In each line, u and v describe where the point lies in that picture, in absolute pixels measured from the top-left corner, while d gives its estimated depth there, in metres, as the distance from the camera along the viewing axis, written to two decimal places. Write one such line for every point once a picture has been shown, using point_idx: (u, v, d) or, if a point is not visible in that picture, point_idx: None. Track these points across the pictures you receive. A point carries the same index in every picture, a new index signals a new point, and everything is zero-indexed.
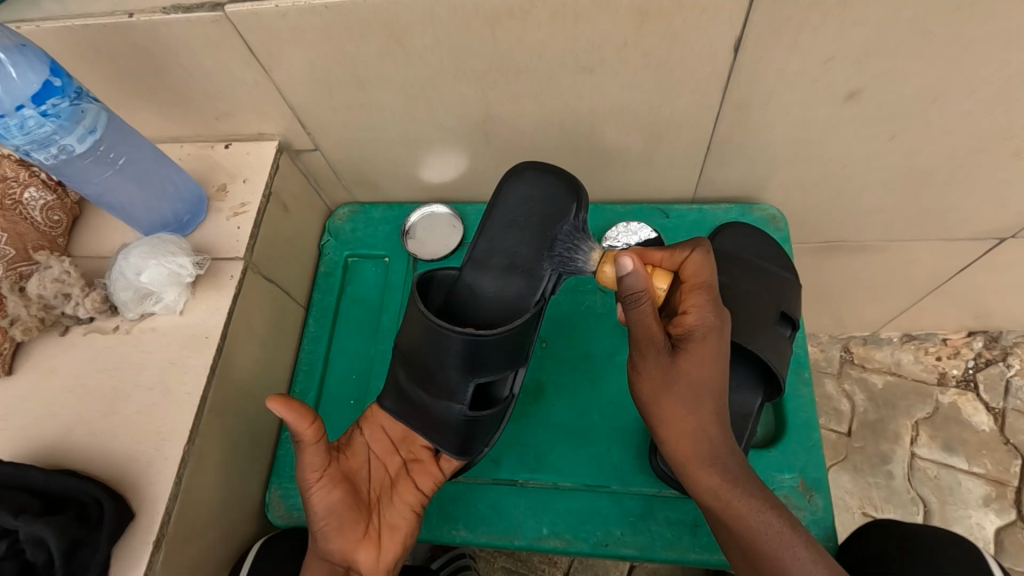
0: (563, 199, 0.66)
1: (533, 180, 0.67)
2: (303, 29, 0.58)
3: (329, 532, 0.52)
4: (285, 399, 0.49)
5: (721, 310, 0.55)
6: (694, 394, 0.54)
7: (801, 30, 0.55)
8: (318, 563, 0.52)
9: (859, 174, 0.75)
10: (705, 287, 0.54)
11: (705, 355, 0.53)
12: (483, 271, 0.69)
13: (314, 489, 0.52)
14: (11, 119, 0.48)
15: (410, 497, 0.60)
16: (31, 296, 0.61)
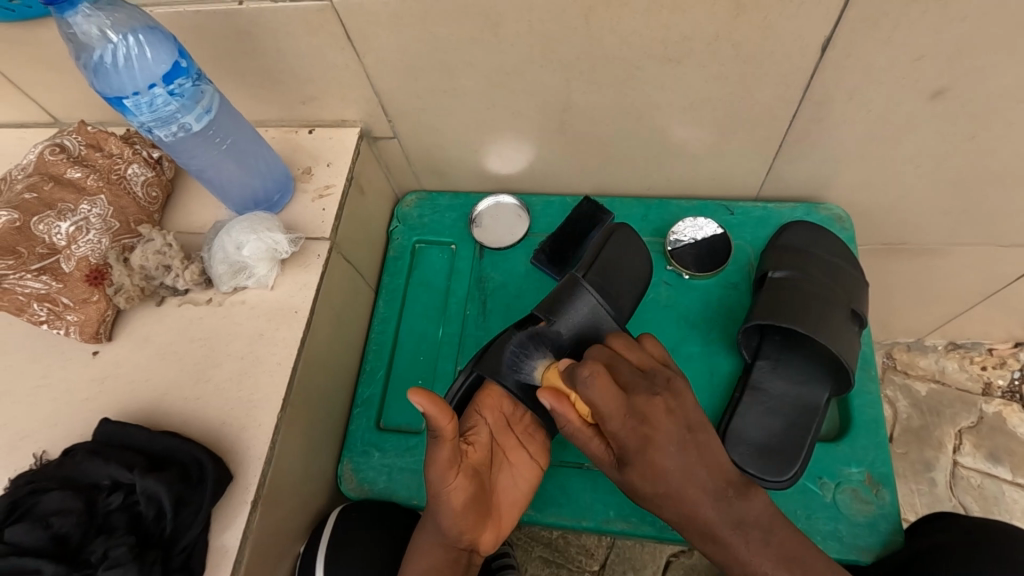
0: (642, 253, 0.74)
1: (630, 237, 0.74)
2: (403, 16, 0.60)
3: (462, 523, 0.54)
4: (430, 395, 0.48)
5: (643, 426, 0.51)
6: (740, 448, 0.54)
7: (895, 25, 0.56)
8: (445, 551, 0.55)
9: (932, 175, 0.75)
10: (613, 418, 0.50)
11: (651, 468, 0.52)
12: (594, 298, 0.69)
13: (447, 488, 0.53)
14: (143, 97, 0.51)
15: (528, 475, 0.63)
16: (134, 267, 0.64)
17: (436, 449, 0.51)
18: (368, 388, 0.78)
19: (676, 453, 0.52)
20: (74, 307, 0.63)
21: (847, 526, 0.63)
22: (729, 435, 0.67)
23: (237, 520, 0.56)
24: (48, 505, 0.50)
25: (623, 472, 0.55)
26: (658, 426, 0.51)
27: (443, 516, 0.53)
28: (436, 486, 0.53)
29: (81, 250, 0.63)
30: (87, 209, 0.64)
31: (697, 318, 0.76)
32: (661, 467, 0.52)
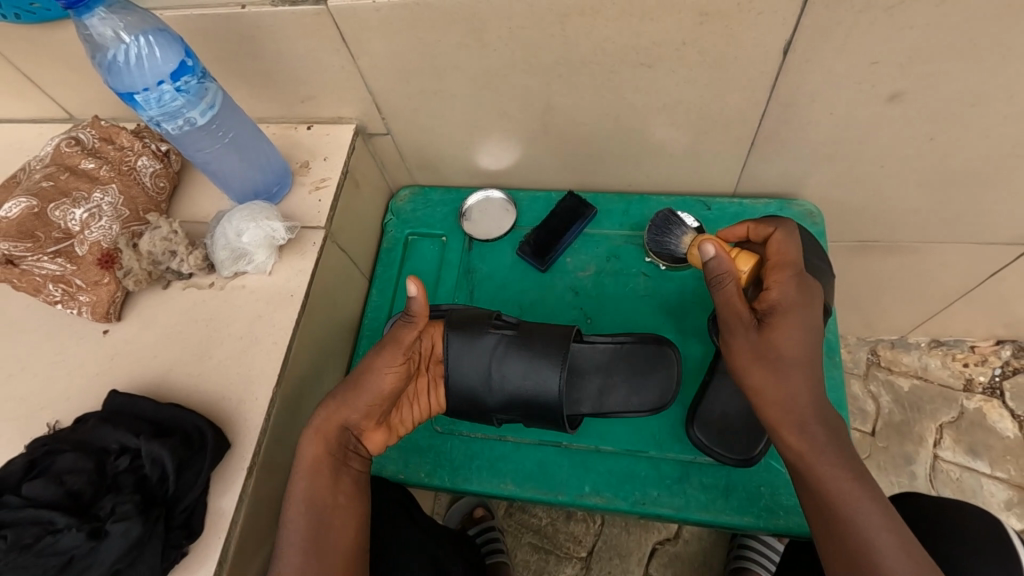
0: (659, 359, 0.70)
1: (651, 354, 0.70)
2: (392, 21, 0.65)
3: (363, 406, 0.62)
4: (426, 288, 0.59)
5: (805, 285, 0.62)
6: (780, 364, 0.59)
7: (850, 32, 0.60)
8: (332, 427, 0.62)
9: (898, 173, 0.79)
10: (789, 265, 0.64)
11: (786, 321, 0.60)
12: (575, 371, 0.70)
13: (384, 369, 0.62)
14: (152, 93, 0.56)
15: (424, 412, 0.71)
16: (142, 252, 0.69)
17: (405, 330, 0.62)
18: None
19: (801, 329, 0.60)
20: (86, 288, 0.68)
21: None
22: (695, 417, 0.71)
23: (233, 484, 0.60)
24: (63, 464, 0.55)
25: (762, 333, 0.60)
26: (810, 294, 0.62)
27: (360, 398, 0.62)
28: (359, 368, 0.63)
29: (94, 235, 0.68)
30: (99, 197, 0.69)
31: (673, 307, 0.80)
32: (791, 327, 0.60)
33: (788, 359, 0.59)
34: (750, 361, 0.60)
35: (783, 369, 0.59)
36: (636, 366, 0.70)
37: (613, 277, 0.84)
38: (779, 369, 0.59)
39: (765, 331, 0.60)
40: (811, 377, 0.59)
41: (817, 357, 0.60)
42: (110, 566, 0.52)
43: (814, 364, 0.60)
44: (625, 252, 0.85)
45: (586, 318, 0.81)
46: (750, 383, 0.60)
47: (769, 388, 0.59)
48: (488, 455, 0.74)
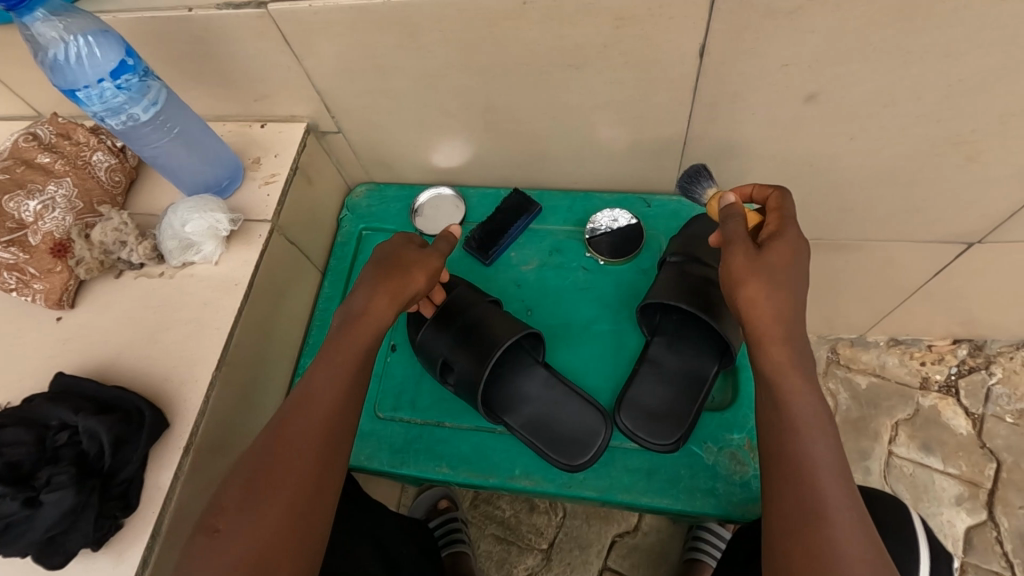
0: (590, 435, 0.73)
1: (586, 429, 0.73)
2: (329, 24, 0.68)
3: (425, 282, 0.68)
4: None
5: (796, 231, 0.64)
6: (776, 278, 0.60)
7: (759, 35, 0.62)
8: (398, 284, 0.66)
9: (827, 171, 0.82)
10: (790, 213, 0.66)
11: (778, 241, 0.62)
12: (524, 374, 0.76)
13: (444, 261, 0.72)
14: (93, 90, 0.59)
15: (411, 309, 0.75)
16: (94, 242, 0.72)
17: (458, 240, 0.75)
18: (310, 357, 0.85)
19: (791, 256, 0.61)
20: (40, 276, 0.71)
21: (724, 485, 0.70)
22: (623, 403, 0.74)
23: (170, 462, 0.63)
24: (4, 437, 0.58)
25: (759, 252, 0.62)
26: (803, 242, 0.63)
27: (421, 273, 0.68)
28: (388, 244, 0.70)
29: (47, 225, 0.72)
30: (54, 190, 0.72)
31: (610, 300, 0.83)
32: (786, 245, 0.62)
33: (780, 274, 0.61)
34: (746, 272, 0.61)
35: (772, 282, 0.60)
36: (574, 434, 0.73)
37: (554, 270, 0.87)
38: (771, 279, 0.60)
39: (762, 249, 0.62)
40: (797, 299, 0.61)
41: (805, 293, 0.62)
42: (45, 531, 0.55)
43: (802, 291, 0.62)
44: (567, 247, 0.88)
45: (527, 310, 0.84)
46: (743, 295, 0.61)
47: (758, 297, 0.60)
48: (425, 440, 0.77)
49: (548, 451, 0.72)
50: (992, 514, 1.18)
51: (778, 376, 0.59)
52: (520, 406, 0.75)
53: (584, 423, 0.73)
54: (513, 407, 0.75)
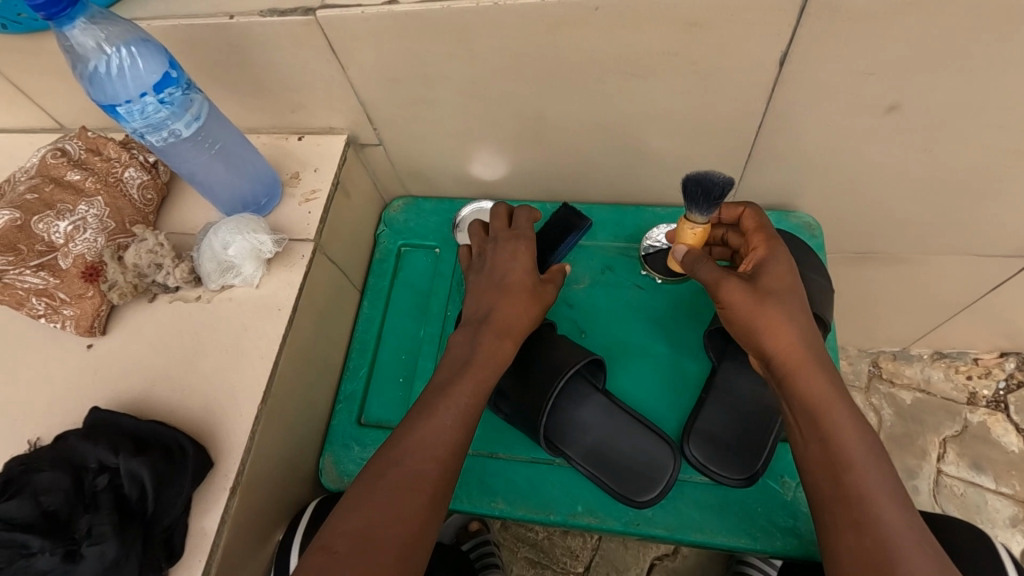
0: (656, 468, 0.68)
1: (652, 461, 0.68)
2: (380, 32, 0.63)
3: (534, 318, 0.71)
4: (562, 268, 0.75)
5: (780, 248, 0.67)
6: (782, 301, 0.62)
7: (846, 43, 0.58)
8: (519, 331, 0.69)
9: (897, 185, 0.78)
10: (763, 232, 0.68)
11: (772, 272, 0.64)
12: (582, 402, 0.70)
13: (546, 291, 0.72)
14: (135, 105, 0.54)
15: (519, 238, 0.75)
16: (128, 265, 0.68)
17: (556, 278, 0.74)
18: (351, 383, 0.81)
19: (785, 280, 0.64)
20: (70, 301, 0.66)
21: (805, 522, 0.65)
22: (691, 433, 0.69)
23: (217, 503, 0.59)
24: (39, 481, 0.53)
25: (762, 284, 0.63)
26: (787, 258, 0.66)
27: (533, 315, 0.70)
28: (511, 249, 0.72)
29: (78, 248, 0.67)
30: (84, 210, 0.68)
31: (668, 320, 0.79)
32: (779, 274, 0.64)
33: (784, 296, 0.62)
34: (759, 305, 0.61)
35: (784, 308, 0.61)
36: (637, 466, 0.68)
37: (606, 289, 0.82)
38: (780, 304, 0.62)
39: (760, 280, 0.64)
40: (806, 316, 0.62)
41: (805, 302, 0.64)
42: None
43: (804, 302, 0.63)
44: (619, 263, 0.83)
45: (580, 332, 0.79)
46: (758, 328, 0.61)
47: (781, 326, 0.60)
48: (478, 472, 0.73)
49: (611, 485, 0.68)
50: None
51: (818, 404, 0.58)
52: (579, 437, 0.70)
53: (649, 455, 0.68)
54: (573, 437, 0.70)
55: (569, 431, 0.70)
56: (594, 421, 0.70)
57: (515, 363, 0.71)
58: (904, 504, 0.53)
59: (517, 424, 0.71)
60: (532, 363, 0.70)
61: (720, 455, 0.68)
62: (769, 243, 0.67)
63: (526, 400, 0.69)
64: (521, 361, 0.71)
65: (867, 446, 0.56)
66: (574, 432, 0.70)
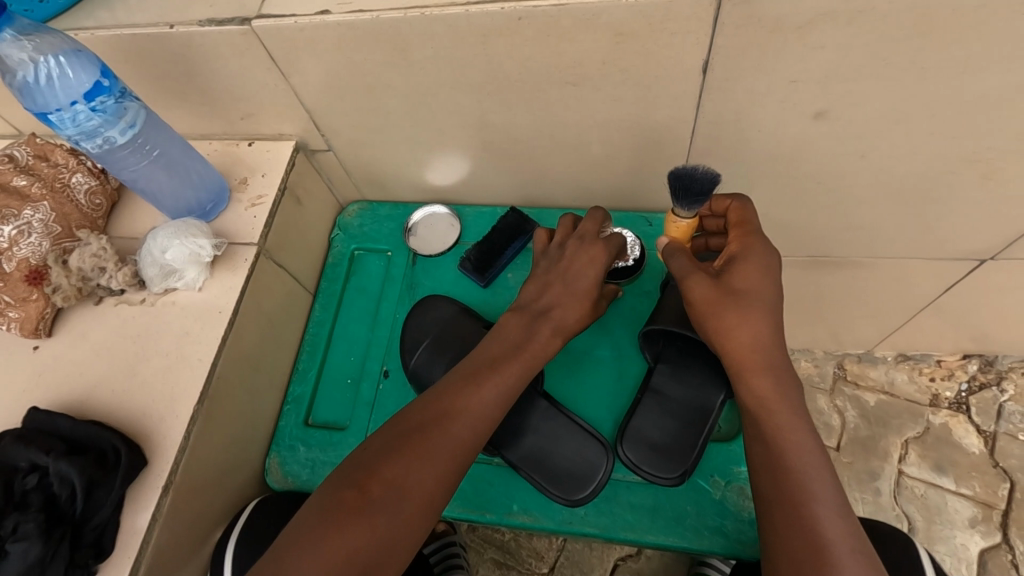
0: (591, 469, 0.69)
1: (587, 462, 0.69)
2: (316, 41, 0.65)
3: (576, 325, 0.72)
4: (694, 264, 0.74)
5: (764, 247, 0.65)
6: (742, 302, 0.62)
7: (763, 52, 0.60)
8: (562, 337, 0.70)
9: (835, 189, 0.79)
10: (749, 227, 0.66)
11: (742, 272, 0.63)
12: (522, 405, 0.73)
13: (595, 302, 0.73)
14: (66, 113, 0.56)
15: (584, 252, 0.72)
16: (72, 269, 0.70)
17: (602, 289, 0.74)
18: (299, 386, 0.82)
19: (755, 280, 0.63)
20: (15, 304, 0.68)
21: (733, 522, 0.67)
22: (625, 435, 0.70)
23: (148, 502, 0.60)
24: None
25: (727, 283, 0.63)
26: (769, 255, 0.64)
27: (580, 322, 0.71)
28: (588, 256, 0.71)
29: (22, 252, 0.68)
30: (30, 214, 0.69)
31: (611, 322, 0.80)
32: (747, 274, 0.63)
33: (748, 297, 0.62)
34: (716, 303, 0.63)
35: (745, 309, 0.62)
36: (574, 468, 0.69)
37: None
38: (739, 305, 0.62)
39: (726, 278, 0.64)
40: (772, 317, 0.62)
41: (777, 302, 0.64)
42: None
43: (773, 303, 0.63)
44: None
45: None
46: (711, 326, 0.64)
47: (738, 326, 0.62)
48: None
49: (547, 486, 0.69)
50: (1008, 537, 1.14)
51: (766, 403, 0.59)
52: (519, 440, 0.71)
53: (585, 457, 0.70)
54: (512, 441, 0.71)
55: (508, 434, 0.72)
56: (532, 424, 0.72)
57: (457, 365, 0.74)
58: (838, 513, 0.54)
59: None
60: None
61: (653, 455, 0.69)
62: (745, 239, 0.65)
63: None
64: None
65: (811, 446, 0.57)
66: (513, 435, 0.71)
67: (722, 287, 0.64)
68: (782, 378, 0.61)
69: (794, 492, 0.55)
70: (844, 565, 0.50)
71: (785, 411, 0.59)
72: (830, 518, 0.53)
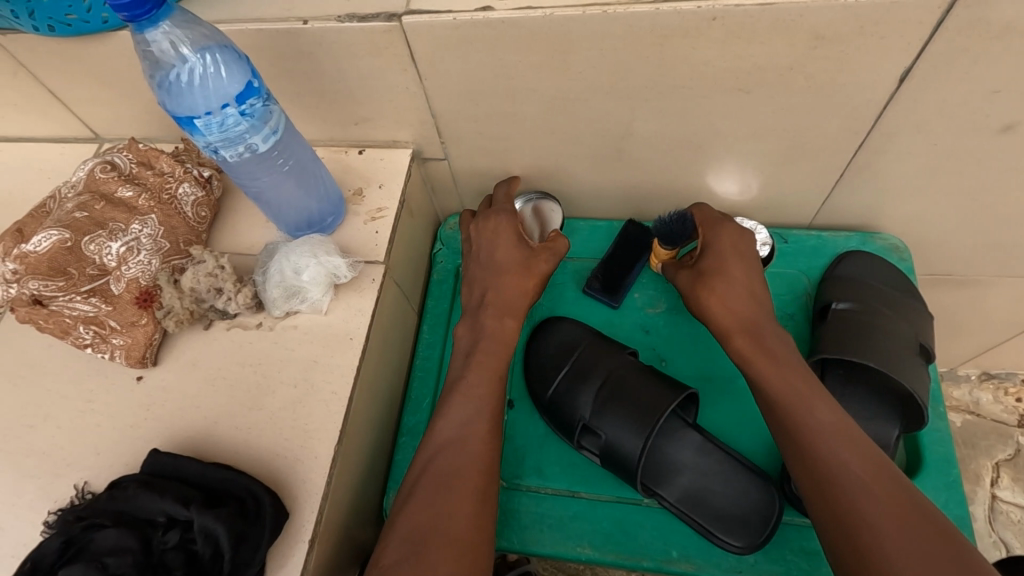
0: (762, 512, 0.63)
1: (758, 503, 0.63)
2: (469, 40, 0.59)
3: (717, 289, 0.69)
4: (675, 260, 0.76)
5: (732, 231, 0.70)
6: (715, 278, 0.67)
7: (978, 60, 0.54)
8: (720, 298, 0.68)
9: (992, 208, 0.74)
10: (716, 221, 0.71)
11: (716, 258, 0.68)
12: (675, 439, 0.67)
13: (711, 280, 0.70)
14: (215, 117, 0.49)
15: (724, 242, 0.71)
16: (185, 290, 0.62)
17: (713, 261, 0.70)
18: (413, 417, 0.75)
19: (733, 261, 0.67)
20: (121, 330, 0.61)
21: None
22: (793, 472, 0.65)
23: (294, 559, 0.53)
24: (104, 542, 0.48)
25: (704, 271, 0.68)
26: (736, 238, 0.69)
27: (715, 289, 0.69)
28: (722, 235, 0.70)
29: (130, 271, 0.61)
30: (138, 229, 0.62)
31: None
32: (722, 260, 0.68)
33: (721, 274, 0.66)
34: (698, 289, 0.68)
35: (729, 285, 0.66)
36: (741, 510, 0.63)
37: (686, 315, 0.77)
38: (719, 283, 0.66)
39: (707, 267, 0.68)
40: (750, 291, 0.66)
41: (750, 275, 0.68)
42: None
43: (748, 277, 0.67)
44: None
45: (660, 359, 0.75)
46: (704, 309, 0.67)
47: (721, 299, 0.65)
48: (560, 515, 0.67)
49: (715, 532, 0.63)
50: None
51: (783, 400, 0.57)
52: (676, 478, 0.65)
53: (752, 496, 0.64)
54: (670, 479, 0.65)
55: (665, 470, 0.66)
56: (687, 459, 0.66)
57: (602, 394, 0.67)
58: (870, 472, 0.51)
59: (610, 466, 0.66)
60: (621, 398, 0.66)
61: None
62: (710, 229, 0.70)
63: (619, 438, 0.64)
64: (608, 393, 0.67)
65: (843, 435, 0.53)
66: (669, 473, 0.66)
67: (697, 270, 0.69)
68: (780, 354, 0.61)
69: (826, 471, 0.52)
70: (876, 524, 0.47)
71: (772, 369, 0.59)
72: (883, 518, 0.47)
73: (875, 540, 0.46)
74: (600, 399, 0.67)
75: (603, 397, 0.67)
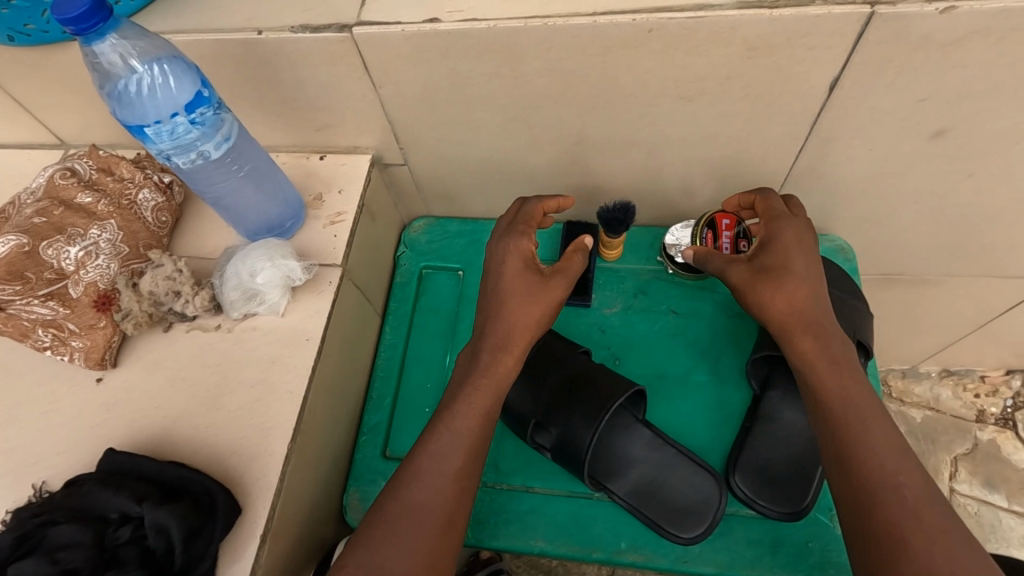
0: (706, 503, 0.65)
1: (703, 495, 0.66)
2: (419, 50, 0.61)
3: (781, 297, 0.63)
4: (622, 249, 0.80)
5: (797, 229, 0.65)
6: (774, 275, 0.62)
7: (902, 70, 0.57)
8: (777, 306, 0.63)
9: (931, 210, 0.77)
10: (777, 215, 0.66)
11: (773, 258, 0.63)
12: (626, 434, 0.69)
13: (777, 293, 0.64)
14: (165, 126, 0.51)
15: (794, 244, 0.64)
16: (143, 293, 0.63)
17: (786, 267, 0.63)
18: (375, 415, 0.77)
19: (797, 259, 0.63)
20: (80, 333, 0.62)
21: None
22: (738, 464, 0.67)
23: (248, 551, 0.55)
24: (57, 537, 0.49)
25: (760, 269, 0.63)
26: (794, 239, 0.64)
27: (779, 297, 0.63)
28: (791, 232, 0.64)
29: (90, 275, 0.63)
30: (97, 234, 0.63)
31: (710, 348, 0.76)
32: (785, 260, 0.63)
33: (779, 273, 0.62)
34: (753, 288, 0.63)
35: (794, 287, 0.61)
36: (687, 502, 0.66)
37: (641, 315, 0.79)
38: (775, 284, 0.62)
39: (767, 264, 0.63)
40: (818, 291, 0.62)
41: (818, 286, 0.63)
42: None
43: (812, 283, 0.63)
44: (653, 288, 0.80)
45: (614, 358, 0.77)
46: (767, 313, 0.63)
47: (793, 301, 0.61)
48: (515, 510, 0.69)
49: (661, 522, 0.65)
50: None
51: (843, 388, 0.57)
52: (626, 472, 0.67)
53: (698, 489, 0.66)
54: (619, 472, 0.67)
55: (614, 464, 0.68)
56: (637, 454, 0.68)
57: (555, 391, 0.69)
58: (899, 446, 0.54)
59: (562, 460, 0.68)
60: (572, 395, 0.68)
61: (771, 485, 0.66)
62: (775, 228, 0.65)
63: (570, 433, 0.66)
64: (559, 391, 0.69)
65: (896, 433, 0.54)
66: (618, 467, 0.67)
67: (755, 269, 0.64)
68: (845, 362, 0.59)
69: (855, 432, 0.55)
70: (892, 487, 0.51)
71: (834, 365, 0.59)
72: (896, 478, 0.52)
73: (887, 498, 0.51)
74: (553, 396, 0.69)
75: (556, 394, 0.69)
